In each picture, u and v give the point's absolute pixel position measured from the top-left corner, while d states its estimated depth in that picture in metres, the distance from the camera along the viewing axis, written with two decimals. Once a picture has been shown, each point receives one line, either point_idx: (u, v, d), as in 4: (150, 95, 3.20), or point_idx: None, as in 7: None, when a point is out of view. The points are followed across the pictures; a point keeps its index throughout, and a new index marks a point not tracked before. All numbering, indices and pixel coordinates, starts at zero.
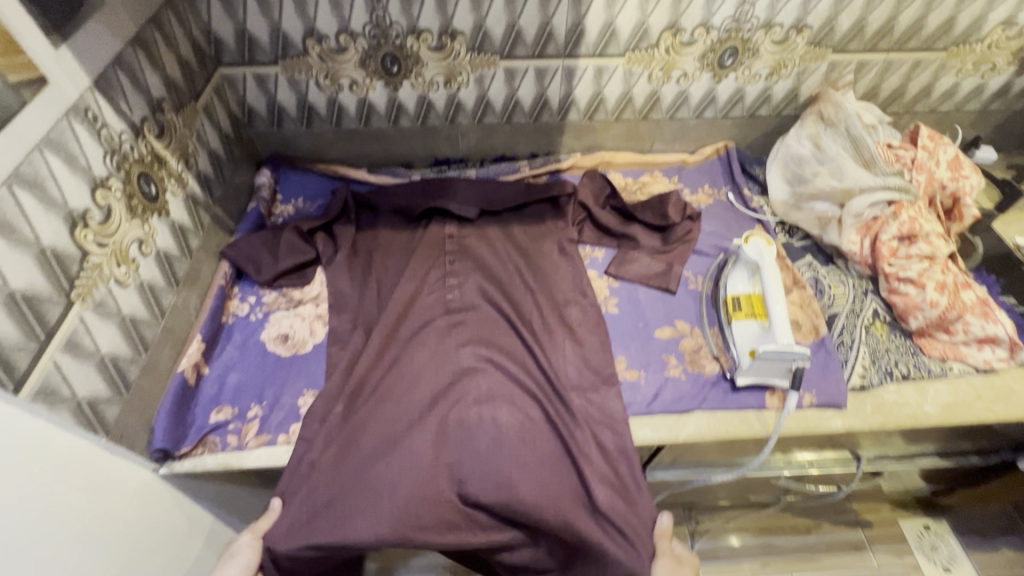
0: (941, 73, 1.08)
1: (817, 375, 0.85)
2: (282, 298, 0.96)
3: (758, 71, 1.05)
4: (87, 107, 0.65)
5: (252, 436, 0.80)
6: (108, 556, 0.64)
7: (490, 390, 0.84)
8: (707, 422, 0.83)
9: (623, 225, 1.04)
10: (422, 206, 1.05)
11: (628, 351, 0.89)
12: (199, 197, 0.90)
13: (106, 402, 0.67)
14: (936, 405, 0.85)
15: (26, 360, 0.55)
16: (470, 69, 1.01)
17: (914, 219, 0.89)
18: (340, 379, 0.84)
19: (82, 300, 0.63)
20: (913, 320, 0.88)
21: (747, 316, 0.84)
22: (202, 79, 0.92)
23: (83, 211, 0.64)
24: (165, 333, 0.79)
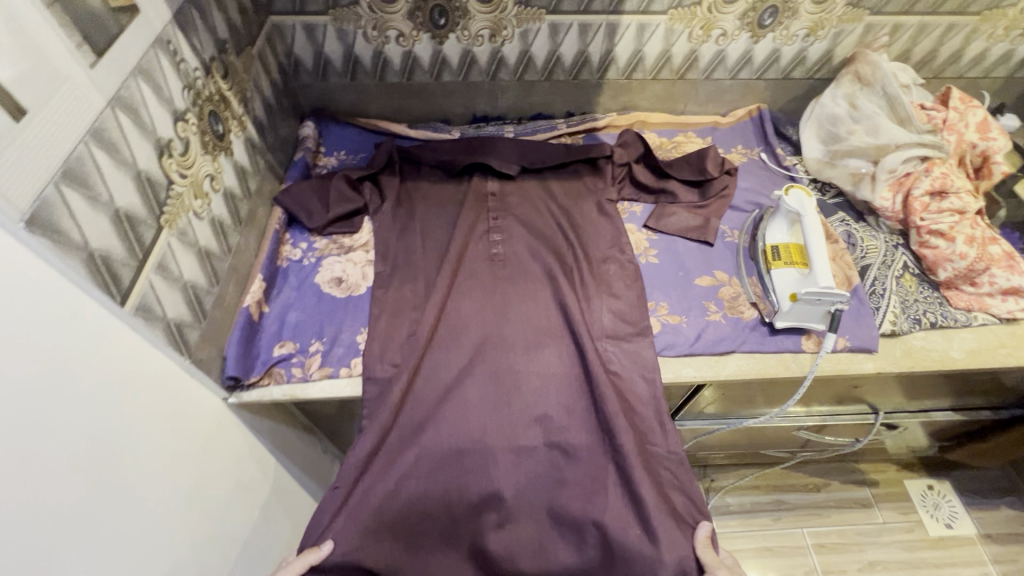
0: (972, 38, 1.11)
1: (851, 322, 0.89)
2: (334, 244, 0.98)
3: (796, 32, 1.07)
4: (168, 39, 0.67)
5: (315, 369, 0.84)
6: (183, 467, 0.69)
7: (534, 338, 0.89)
8: (746, 363, 0.87)
9: (661, 180, 1.07)
10: (466, 160, 1.07)
11: (669, 298, 0.93)
12: (255, 141, 0.92)
13: (189, 326, 0.70)
14: (962, 350, 0.90)
15: (129, 274, 0.58)
16: (516, 23, 1.02)
17: (946, 175, 0.93)
18: (397, 331, 0.88)
19: (169, 227, 0.66)
20: (941, 272, 0.92)
21: (787, 264, 0.88)
22: (256, 26, 0.93)
23: (168, 140, 0.66)
24: (231, 270, 0.82)
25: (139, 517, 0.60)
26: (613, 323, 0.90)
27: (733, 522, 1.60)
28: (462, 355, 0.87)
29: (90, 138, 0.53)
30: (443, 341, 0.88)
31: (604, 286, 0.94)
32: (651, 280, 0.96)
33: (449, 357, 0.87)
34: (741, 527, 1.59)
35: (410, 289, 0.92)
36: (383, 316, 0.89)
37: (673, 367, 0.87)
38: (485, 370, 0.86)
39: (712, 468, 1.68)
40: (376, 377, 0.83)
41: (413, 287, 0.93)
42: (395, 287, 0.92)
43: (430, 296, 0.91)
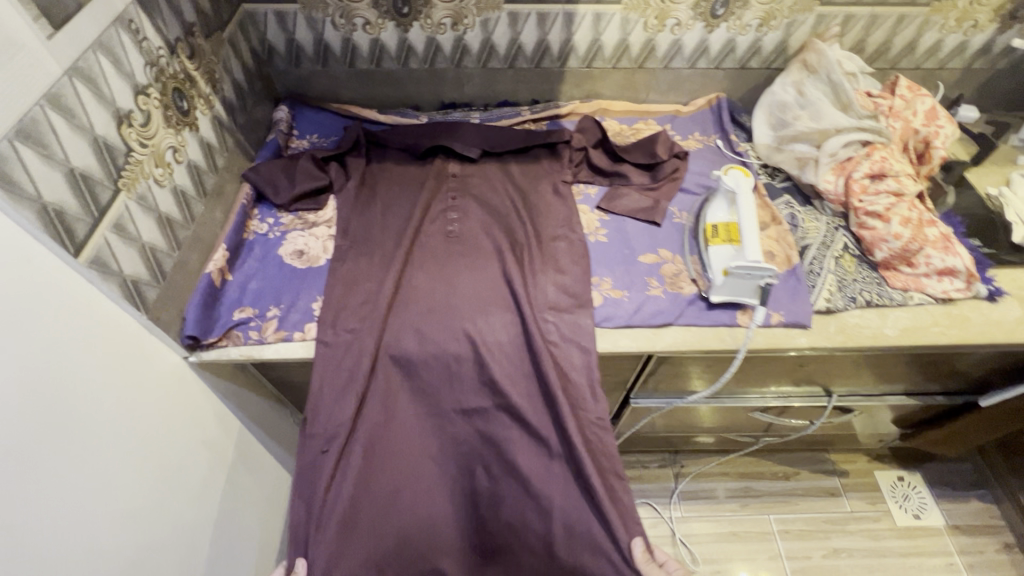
0: (925, 28, 1.13)
1: (786, 299, 0.93)
2: (298, 220, 1.04)
3: (749, 22, 1.11)
4: (130, 18, 0.73)
5: (271, 332, 0.89)
6: (140, 415, 0.74)
7: (484, 304, 0.92)
8: (682, 335, 0.91)
9: (616, 164, 1.11)
10: (428, 143, 1.12)
11: (614, 274, 0.97)
12: (224, 120, 0.98)
13: (146, 284, 0.76)
14: (895, 328, 0.93)
15: (83, 229, 0.64)
16: (476, 12, 1.07)
17: (886, 158, 0.96)
18: (351, 300, 0.92)
19: (127, 190, 0.72)
20: (878, 252, 0.95)
21: (724, 241, 0.91)
22: (228, 12, 0.99)
23: (127, 111, 0.72)
24: (193, 238, 0.88)
25: (94, 453, 0.65)
26: (556, 296, 0.94)
27: (701, 507, 1.62)
28: (411, 322, 0.90)
29: (45, 101, 0.59)
30: (396, 311, 0.92)
31: (552, 262, 0.98)
32: (597, 258, 1.00)
33: (401, 323, 0.91)
34: (709, 512, 1.62)
35: (367, 265, 0.97)
36: (338, 287, 0.93)
37: (612, 338, 0.91)
38: (435, 340, 0.89)
39: (683, 455, 1.71)
40: (327, 342, 0.88)
41: (370, 261, 0.97)
42: (354, 262, 0.97)
43: (384, 270, 0.96)
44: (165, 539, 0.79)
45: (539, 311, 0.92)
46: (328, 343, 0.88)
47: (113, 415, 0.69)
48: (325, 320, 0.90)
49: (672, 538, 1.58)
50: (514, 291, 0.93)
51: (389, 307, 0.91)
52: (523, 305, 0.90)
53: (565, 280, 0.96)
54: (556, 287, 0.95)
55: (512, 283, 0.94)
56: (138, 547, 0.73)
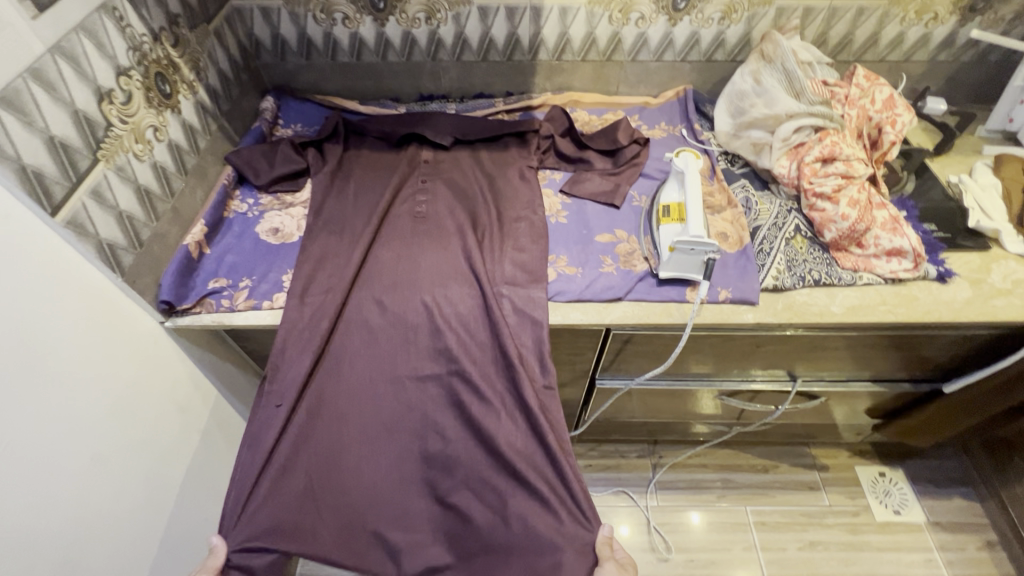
0: (885, 21, 1.16)
1: (734, 277, 0.96)
2: (276, 201, 1.11)
3: (711, 15, 1.15)
4: (114, 6, 0.80)
5: (242, 301, 0.95)
6: (112, 370, 0.80)
7: (443, 278, 0.98)
8: (632, 310, 0.95)
9: (580, 151, 1.16)
10: (402, 130, 1.18)
11: (570, 253, 1.01)
12: (208, 106, 1.05)
13: (123, 249, 0.83)
14: (842, 306, 0.95)
15: (61, 192, 0.71)
16: (448, 6, 1.13)
17: (836, 142, 0.99)
18: (318, 272, 0.99)
19: (106, 161, 0.79)
20: (827, 233, 0.98)
21: (673, 220, 0.95)
22: (214, 7, 1.07)
23: (109, 90, 0.79)
24: (173, 212, 0.94)
25: (63, 396, 0.71)
26: (511, 274, 0.98)
27: (678, 497, 1.64)
28: (373, 293, 0.97)
29: (27, 74, 0.66)
30: (359, 284, 0.98)
31: (511, 242, 1.03)
32: (555, 237, 1.04)
33: (362, 296, 0.97)
34: (685, 502, 1.63)
35: (335, 241, 1.03)
36: (306, 262, 0.99)
37: (564, 311, 0.95)
38: (395, 311, 0.95)
39: (662, 446, 1.73)
40: (293, 309, 0.94)
41: (340, 239, 1.03)
42: (325, 238, 1.03)
43: (352, 246, 1.01)
44: (134, 490, 0.84)
45: (495, 283, 0.96)
46: (293, 309, 0.94)
47: (83, 366, 0.75)
48: (294, 289, 0.95)
49: (647, 527, 1.60)
50: (473, 266, 0.98)
51: (352, 280, 0.97)
52: (479, 282, 0.96)
53: (523, 256, 1.00)
54: (513, 265, 0.99)
55: (469, 258, 0.99)
56: (104, 492, 0.78)
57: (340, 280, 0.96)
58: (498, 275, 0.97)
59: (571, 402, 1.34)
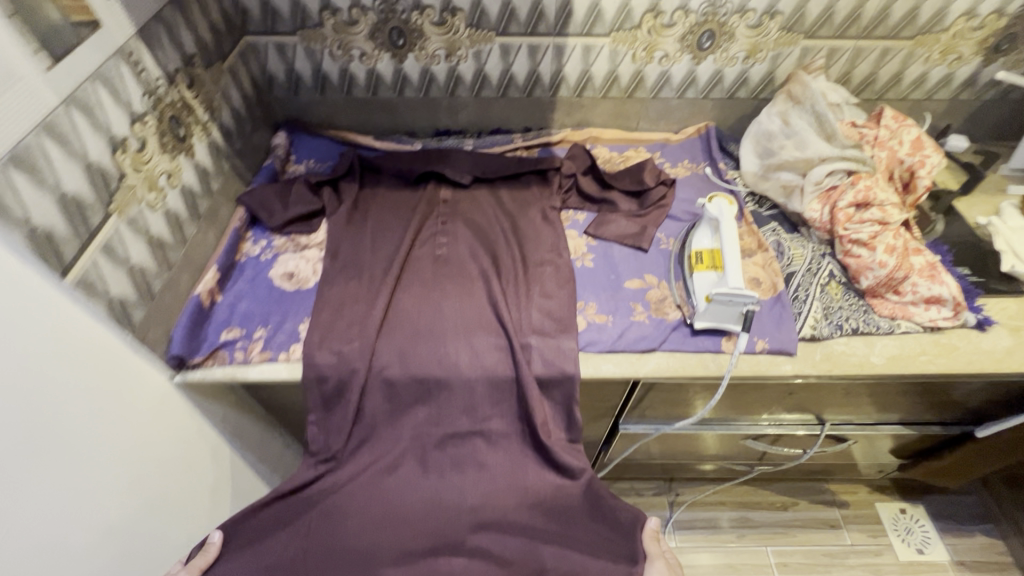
0: (909, 61, 1.15)
1: (771, 326, 0.93)
2: (290, 242, 1.06)
3: (735, 54, 1.13)
4: (130, 51, 0.76)
5: (257, 353, 0.90)
6: (126, 435, 0.75)
7: (470, 327, 0.93)
8: (666, 361, 0.91)
9: (604, 191, 1.13)
10: (420, 169, 1.15)
11: (600, 299, 0.97)
12: (221, 146, 1.01)
13: (133, 305, 0.78)
14: (882, 357, 0.92)
15: (72, 251, 0.66)
16: (469, 44, 1.11)
17: (870, 188, 0.97)
18: (337, 321, 0.93)
19: (119, 213, 0.74)
20: (864, 280, 0.95)
21: (708, 267, 0.92)
22: (229, 44, 1.04)
23: (123, 138, 0.75)
24: (185, 259, 0.90)
25: (73, 471, 0.66)
26: (541, 323, 0.93)
27: (697, 538, 1.59)
28: (395, 342, 0.91)
29: (40, 129, 0.61)
30: (379, 332, 0.92)
31: (538, 287, 0.99)
32: (583, 282, 1.00)
33: (382, 345, 0.90)
34: (704, 542, 1.58)
35: (352, 287, 0.98)
36: (323, 313, 0.94)
37: (597, 362, 0.91)
38: (420, 362, 0.89)
39: (679, 484, 1.68)
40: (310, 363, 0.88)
41: (360, 285, 0.98)
42: (345, 284, 0.98)
43: (374, 293, 0.96)
44: (144, 567, 0.77)
45: (524, 334, 0.92)
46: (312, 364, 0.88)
47: (96, 434, 0.69)
48: (312, 342, 0.90)
49: None
50: (498, 315, 0.94)
51: (371, 328, 0.91)
52: (508, 332, 0.91)
53: (551, 302, 0.96)
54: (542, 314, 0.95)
55: (495, 306, 0.95)
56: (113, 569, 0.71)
57: (360, 331, 0.91)
58: (525, 323, 0.93)
59: (592, 445, 1.30)
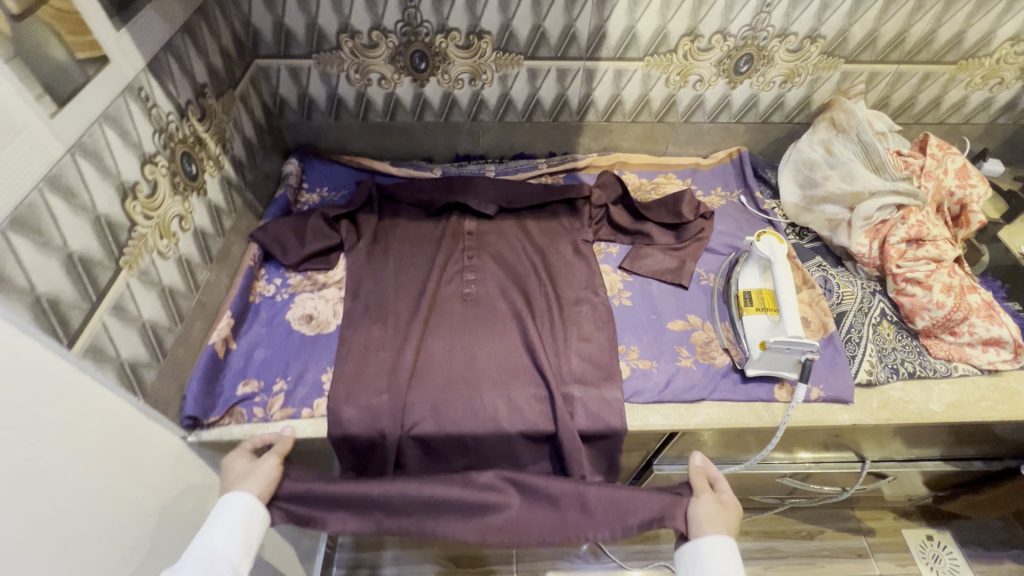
0: (950, 85, 1.11)
1: (825, 371, 0.87)
2: (307, 281, 0.99)
3: (773, 79, 1.09)
4: (140, 86, 0.69)
5: (277, 409, 0.83)
6: (132, 498, 0.65)
7: (507, 377, 0.86)
8: (717, 411, 0.85)
9: (638, 222, 1.08)
10: (443, 200, 1.09)
11: (642, 343, 0.92)
12: (233, 180, 0.94)
13: (145, 366, 0.70)
14: (941, 404, 0.87)
15: (79, 317, 0.59)
16: (495, 67, 1.05)
17: (923, 223, 0.92)
18: (363, 370, 0.86)
19: (129, 267, 0.67)
20: (919, 321, 0.91)
21: (758, 311, 0.87)
22: (240, 69, 0.96)
23: (133, 183, 0.68)
24: (198, 307, 0.82)
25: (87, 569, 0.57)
26: (582, 369, 0.88)
27: None
28: (428, 393, 0.84)
29: (44, 184, 0.54)
30: (410, 382, 0.85)
31: (576, 328, 0.93)
32: (623, 323, 0.95)
33: (414, 396, 0.84)
34: None
35: (378, 331, 0.91)
36: (348, 362, 0.87)
37: (642, 413, 0.85)
38: (455, 415, 0.83)
39: None
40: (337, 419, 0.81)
41: (386, 329, 0.92)
42: (369, 328, 0.92)
43: (402, 339, 0.90)
44: None
45: (565, 383, 0.86)
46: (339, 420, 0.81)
47: (95, 488, 0.59)
48: (337, 396, 0.83)
49: None
50: (536, 362, 0.88)
51: (401, 378, 0.85)
52: (548, 381, 0.85)
53: (590, 346, 0.91)
54: (581, 360, 0.89)
55: (532, 352, 0.89)
56: None
57: (390, 382, 0.85)
58: (565, 370, 0.87)
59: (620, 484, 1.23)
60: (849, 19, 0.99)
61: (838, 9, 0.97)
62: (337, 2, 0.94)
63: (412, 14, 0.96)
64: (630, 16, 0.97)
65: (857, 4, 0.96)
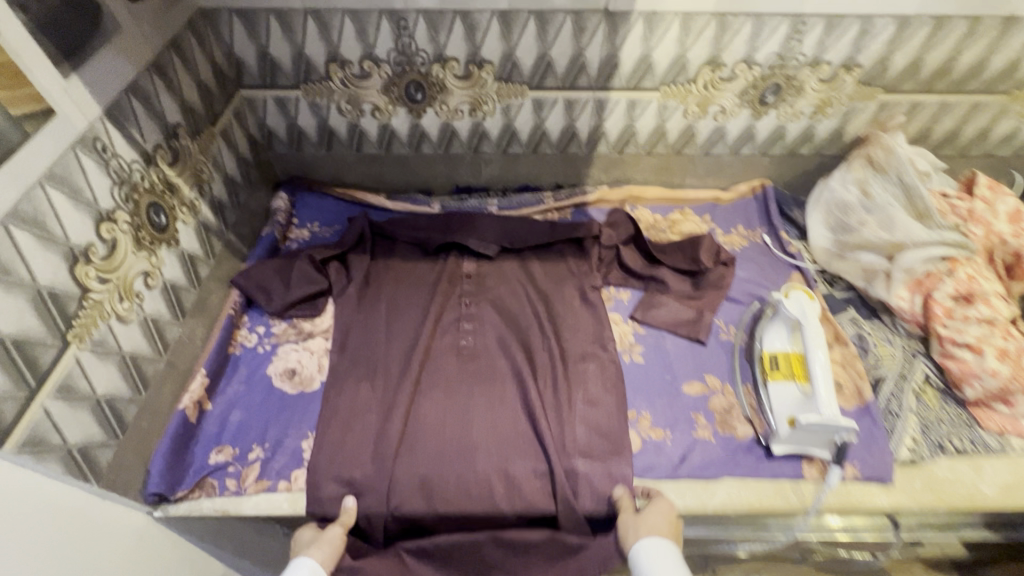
0: (1001, 116, 1.01)
1: (861, 447, 0.78)
2: (292, 330, 0.92)
3: (802, 109, 0.99)
4: (96, 137, 0.62)
5: (251, 482, 0.75)
6: None
7: (505, 446, 0.78)
8: (738, 492, 0.76)
9: (651, 266, 0.99)
10: (440, 240, 1.01)
11: (654, 409, 0.83)
12: (211, 223, 0.87)
13: (100, 446, 0.63)
14: (994, 486, 0.77)
15: (12, 410, 0.52)
16: (497, 98, 0.96)
17: (972, 277, 0.83)
18: (346, 437, 0.79)
19: (79, 340, 0.60)
20: (968, 389, 0.81)
21: (785, 377, 0.79)
22: (222, 102, 0.89)
23: (85, 246, 0.61)
24: (167, 369, 0.76)
25: None
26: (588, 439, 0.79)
27: None
28: (418, 466, 0.76)
29: None
30: (399, 452, 0.77)
31: (581, 390, 0.84)
32: (633, 384, 0.86)
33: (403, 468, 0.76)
34: None
35: (364, 390, 0.84)
36: (330, 427, 0.79)
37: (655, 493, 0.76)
38: (445, 492, 0.75)
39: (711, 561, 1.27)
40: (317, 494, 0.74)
41: (373, 388, 0.84)
42: (354, 387, 0.84)
43: (392, 400, 0.82)
44: None
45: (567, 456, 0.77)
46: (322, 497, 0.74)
47: None
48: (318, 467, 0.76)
49: None
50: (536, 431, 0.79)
51: (389, 448, 0.77)
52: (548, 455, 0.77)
53: (596, 411, 0.82)
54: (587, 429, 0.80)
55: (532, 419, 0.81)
56: None
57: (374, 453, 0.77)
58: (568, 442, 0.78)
59: None
60: (889, 46, 0.89)
61: (878, 37, 0.88)
62: (325, 31, 0.86)
63: (406, 43, 0.88)
64: (645, 44, 0.88)
65: (899, 30, 0.87)
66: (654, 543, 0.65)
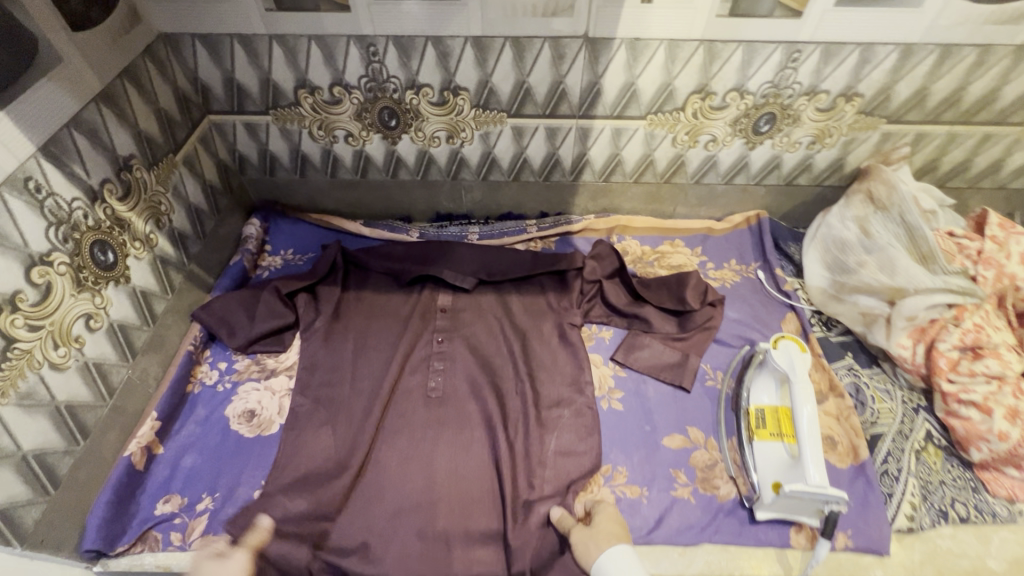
0: (1014, 148, 0.94)
1: (854, 512, 0.71)
2: (255, 366, 0.88)
3: (799, 139, 0.93)
4: (28, 177, 0.59)
5: (197, 535, 0.71)
6: None
7: (463, 500, 0.74)
8: (717, 560, 0.70)
9: (635, 304, 0.93)
10: (414, 270, 0.95)
11: (631, 464, 0.77)
12: (171, 256, 0.83)
13: (25, 506, 0.60)
14: (1001, 560, 0.70)
15: None
16: (474, 125, 0.92)
17: (981, 327, 0.76)
18: (297, 484, 0.74)
19: (2, 395, 0.56)
20: (974, 451, 0.74)
21: (773, 436, 0.73)
22: (185, 129, 0.86)
23: (11, 294, 0.57)
24: (112, 414, 0.72)
25: None
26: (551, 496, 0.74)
27: None
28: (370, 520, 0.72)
29: None
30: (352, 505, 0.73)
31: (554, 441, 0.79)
32: (610, 434, 0.81)
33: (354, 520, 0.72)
34: None
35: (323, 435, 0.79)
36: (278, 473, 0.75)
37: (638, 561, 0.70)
38: (392, 552, 0.69)
39: None
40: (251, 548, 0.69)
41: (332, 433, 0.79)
42: (313, 430, 0.79)
43: (351, 447, 0.78)
44: None
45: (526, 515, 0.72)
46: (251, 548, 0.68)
47: None
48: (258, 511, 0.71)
49: None
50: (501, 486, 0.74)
51: (342, 499, 0.73)
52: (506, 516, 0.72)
53: (567, 465, 0.76)
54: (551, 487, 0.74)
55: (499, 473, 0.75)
56: None
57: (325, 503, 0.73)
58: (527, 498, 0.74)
59: None
60: (892, 75, 0.83)
61: (881, 65, 0.82)
62: (292, 56, 0.82)
63: (377, 69, 0.84)
64: (629, 72, 0.83)
65: (903, 59, 0.81)
66: (612, 551, 0.63)
